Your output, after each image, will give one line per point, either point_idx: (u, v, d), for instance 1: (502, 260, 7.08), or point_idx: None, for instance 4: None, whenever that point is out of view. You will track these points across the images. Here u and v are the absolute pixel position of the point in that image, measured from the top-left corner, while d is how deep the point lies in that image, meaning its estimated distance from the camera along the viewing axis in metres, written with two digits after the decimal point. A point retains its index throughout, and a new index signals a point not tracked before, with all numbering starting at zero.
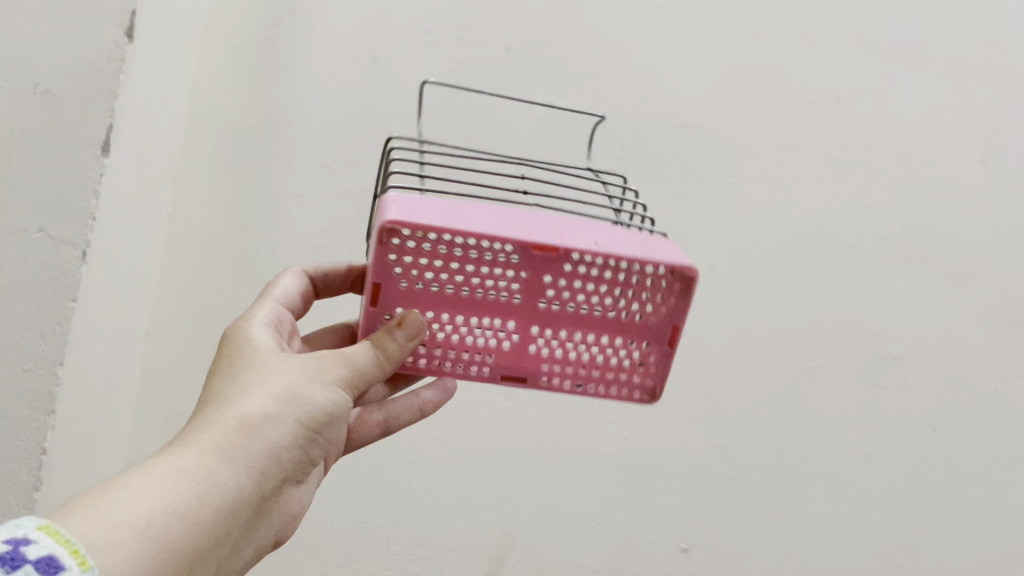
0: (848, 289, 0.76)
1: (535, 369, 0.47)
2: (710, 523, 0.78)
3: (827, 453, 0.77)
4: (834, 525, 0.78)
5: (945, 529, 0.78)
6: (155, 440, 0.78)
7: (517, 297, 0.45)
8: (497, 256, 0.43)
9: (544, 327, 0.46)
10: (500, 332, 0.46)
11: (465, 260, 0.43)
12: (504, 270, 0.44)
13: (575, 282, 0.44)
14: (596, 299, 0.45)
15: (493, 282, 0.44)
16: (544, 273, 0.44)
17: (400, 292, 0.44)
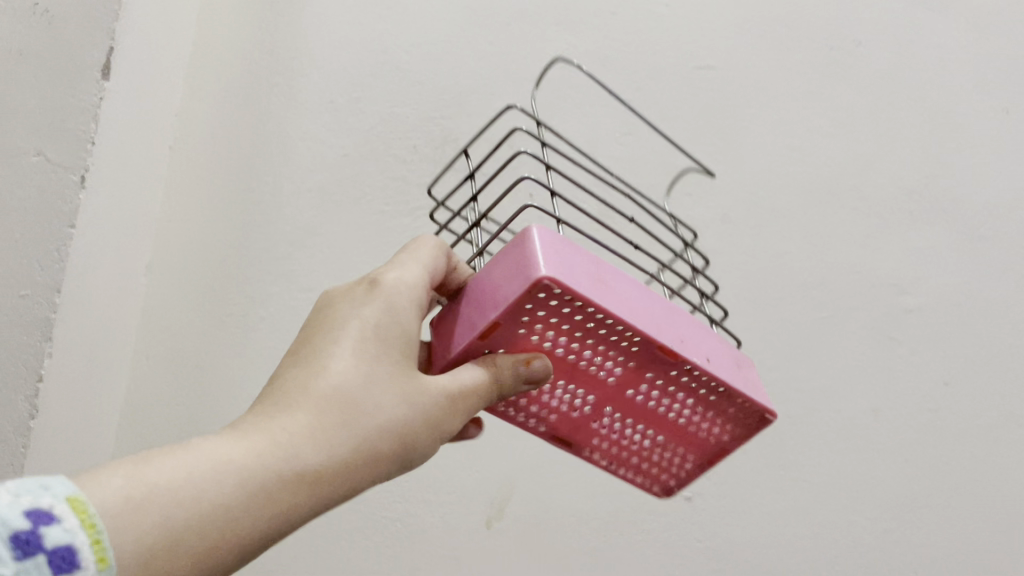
0: (863, 241, 0.74)
1: (585, 440, 0.48)
2: (715, 473, 0.72)
3: (834, 406, 0.72)
4: (840, 478, 0.70)
5: (956, 488, 0.69)
6: (152, 377, 0.76)
7: (612, 378, 0.44)
8: (621, 340, 0.41)
9: (615, 410, 0.46)
10: (577, 401, 0.45)
11: (590, 333, 0.41)
12: (612, 356, 0.42)
13: (667, 389, 0.44)
14: (674, 405, 0.46)
15: (598, 362, 0.43)
16: (648, 371, 0.43)
17: (515, 334, 0.41)
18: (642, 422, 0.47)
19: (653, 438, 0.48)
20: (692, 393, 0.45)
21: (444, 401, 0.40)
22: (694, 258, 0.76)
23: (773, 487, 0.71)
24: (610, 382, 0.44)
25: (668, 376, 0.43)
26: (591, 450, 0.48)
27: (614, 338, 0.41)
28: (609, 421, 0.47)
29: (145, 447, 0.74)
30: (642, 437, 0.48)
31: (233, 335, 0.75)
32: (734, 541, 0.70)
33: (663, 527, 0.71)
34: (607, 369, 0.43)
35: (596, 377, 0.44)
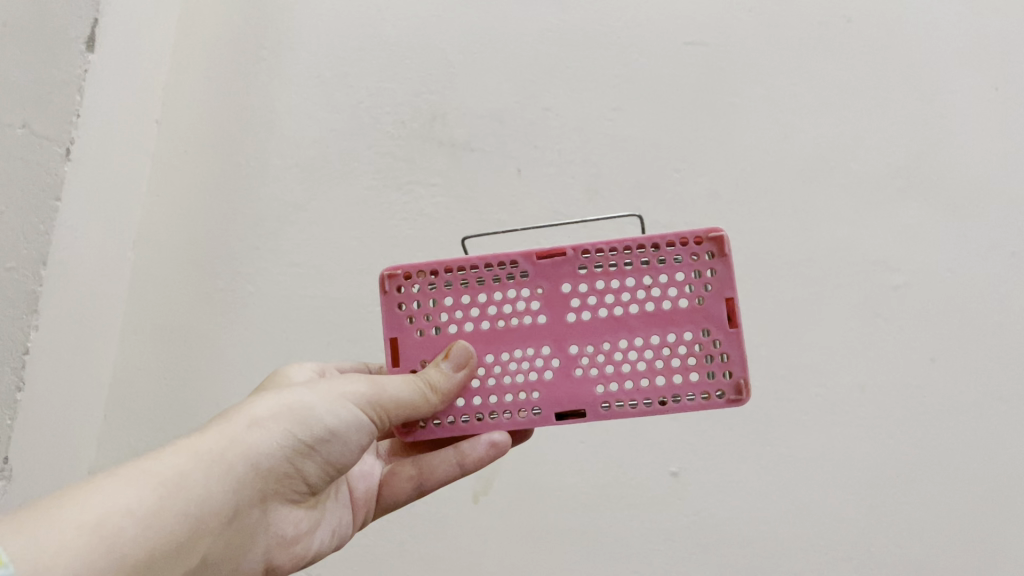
0: (851, 219, 0.74)
1: (591, 395, 0.44)
2: (701, 448, 0.73)
3: (819, 382, 0.72)
4: (828, 455, 0.71)
5: (941, 462, 0.70)
6: (142, 350, 0.77)
7: (541, 316, 0.45)
8: (505, 276, 0.45)
9: (582, 343, 0.44)
10: (537, 365, 0.45)
11: (478, 291, 0.45)
12: (516, 292, 0.45)
13: (597, 283, 0.45)
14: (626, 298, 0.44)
15: (511, 307, 0.45)
16: (557, 283, 0.45)
17: (418, 341, 0.46)
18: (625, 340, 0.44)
19: (655, 344, 0.44)
20: (625, 276, 0.44)
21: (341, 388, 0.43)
22: (683, 236, 0.75)
23: (756, 463, 0.72)
24: (541, 320, 0.45)
25: (583, 276, 0.45)
26: (601, 396, 0.44)
27: (499, 282, 0.45)
28: (590, 358, 0.44)
29: (135, 420, 0.75)
30: (641, 352, 0.44)
31: (223, 309, 0.76)
32: (723, 520, 0.71)
33: (648, 502, 0.72)
34: (522, 308, 0.45)
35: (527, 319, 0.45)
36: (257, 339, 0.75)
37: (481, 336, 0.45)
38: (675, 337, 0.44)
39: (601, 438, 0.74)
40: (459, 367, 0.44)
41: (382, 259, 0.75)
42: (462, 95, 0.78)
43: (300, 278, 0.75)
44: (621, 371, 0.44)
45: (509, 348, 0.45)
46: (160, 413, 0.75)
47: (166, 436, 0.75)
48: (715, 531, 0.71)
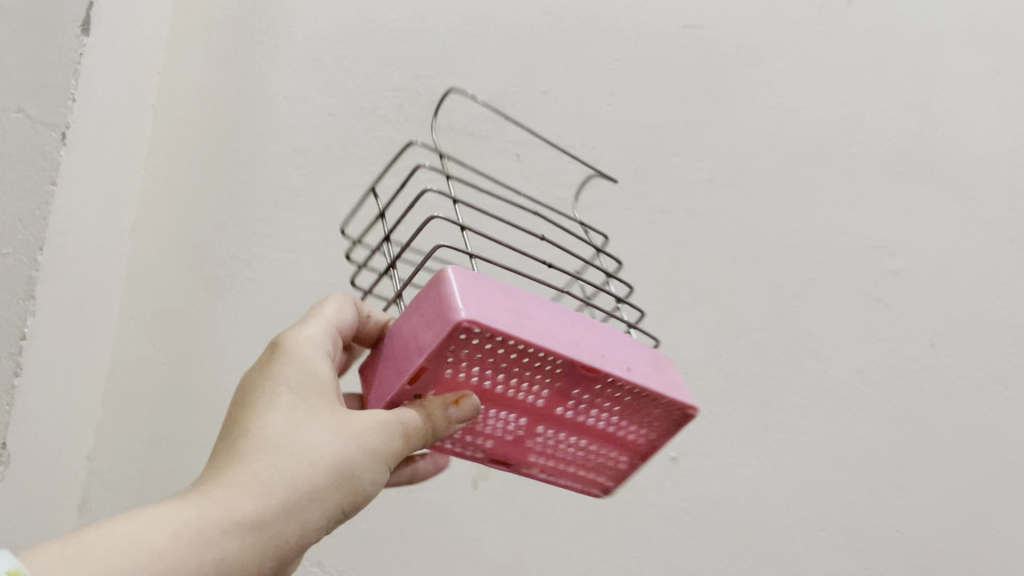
0: (850, 203, 0.74)
1: (524, 456, 0.49)
2: (700, 433, 0.72)
3: (818, 365, 0.72)
4: (829, 440, 0.71)
5: (942, 445, 0.69)
6: (140, 335, 0.76)
7: (541, 401, 0.44)
8: (544, 364, 0.41)
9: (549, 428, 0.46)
10: (511, 426, 0.46)
11: (517, 362, 0.41)
12: (541, 374, 0.42)
13: (597, 399, 0.44)
14: (604, 417, 0.45)
15: (527, 383, 0.43)
16: (575, 387, 0.43)
17: (442, 378, 0.43)
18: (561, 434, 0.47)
19: (586, 447, 0.48)
20: (618, 403, 0.44)
21: (370, 443, 0.41)
22: (681, 221, 0.75)
23: (755, 448, 0.71)
24: (539, 404, 0.44)
25: (597, 391, 0.43)
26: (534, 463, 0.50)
27: (538, 364, 0.41)
28: (546, 437, 0.47)
29: (133, 403, 0.75)
30: (579, 443, 0.48)
31: (217, 290, 0.75)
32: (723, 506, 0.70)
33: (647, 487, 0.72)
34: (533, 389, 0.43)
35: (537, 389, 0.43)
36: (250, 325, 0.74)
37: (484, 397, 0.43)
38: (608, 451, 0.48)
39: None
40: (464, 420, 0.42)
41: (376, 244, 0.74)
42: (459, 79, 0.77)
43: (295, 264, 0.75)
44: (562, 445, 0.48)
45: (499, 410, 0.45)
46: (162, 399, 0.75)
47: (162, 420, 0.74)
48: (713, 517, 0.70)
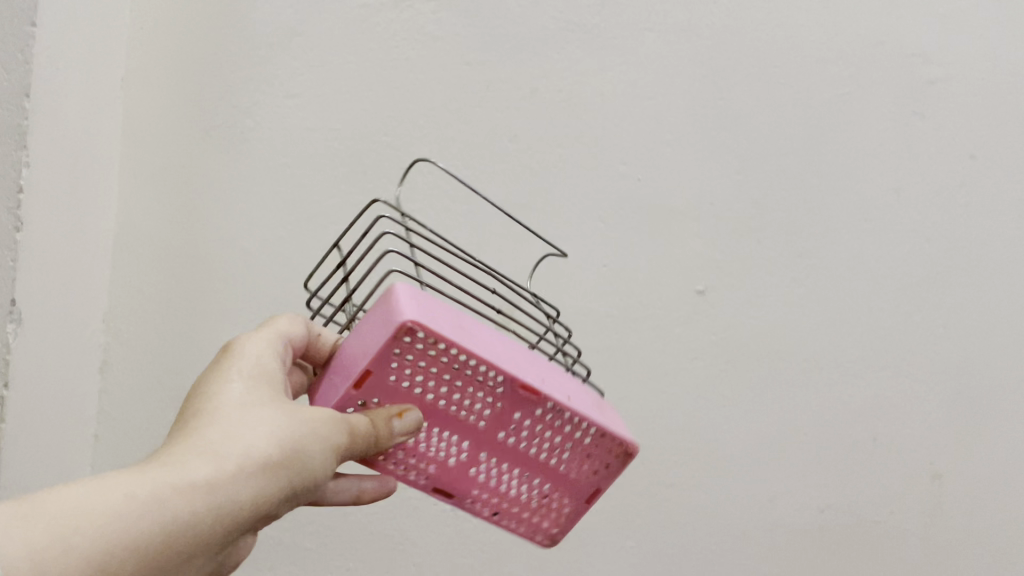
0: (885, 8, 0.70)
1: (466, 488, 0.46)
2: (731, 263, 0.71)
3: (852, 187, 0.70)
4: (861, 264, 0.70)
5: (979, 259, 0.69)
6: (145, 196, 0.74)
7: (483, 423, 0.43)
8: (485, 380, 0.42)
9: (492, 455, 0.45)
10: (453, 449, 0.44)
11: (459, 375, 0.42)
12: (480, 394, 0.43)
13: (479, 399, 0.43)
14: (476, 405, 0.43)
15: (468, 401, 0.43)
16: (516, 410, 0.43)
17: (388, 384, 0.41)
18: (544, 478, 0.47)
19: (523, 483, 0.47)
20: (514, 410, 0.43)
21: (323, 423, 0.39)
22: (704, 38, 0.70)
23: (788, 276, 0.71)
24: (480, 425, 0.44)
25: (535, 416, 0.44)
26: (472, 493, 0.47)
27: (478, 378, 0.42)
28: (487, 467, 0.45)
29: (143, 266, 0.74)
30: (512, 481, 0.47)
31: (223, 149, 0.73)
32: (754, 339, 0.71)
33: (676, 323, 0.71)
34: (475, 407, 0.43)
35: (464, 421, 0.43)
36: (262, 177, 0.73)
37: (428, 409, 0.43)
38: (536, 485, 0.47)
39: (625, 260, 0.71)
40: (407, 434, 0.41)
41: (386, 87, 0.72)
42: None
43: (299, 109, 0.72)
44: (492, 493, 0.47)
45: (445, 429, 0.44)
46: (173, 258, 0.74)
47: (175, 281, 0.74)
48: (742, 350, 0.71)
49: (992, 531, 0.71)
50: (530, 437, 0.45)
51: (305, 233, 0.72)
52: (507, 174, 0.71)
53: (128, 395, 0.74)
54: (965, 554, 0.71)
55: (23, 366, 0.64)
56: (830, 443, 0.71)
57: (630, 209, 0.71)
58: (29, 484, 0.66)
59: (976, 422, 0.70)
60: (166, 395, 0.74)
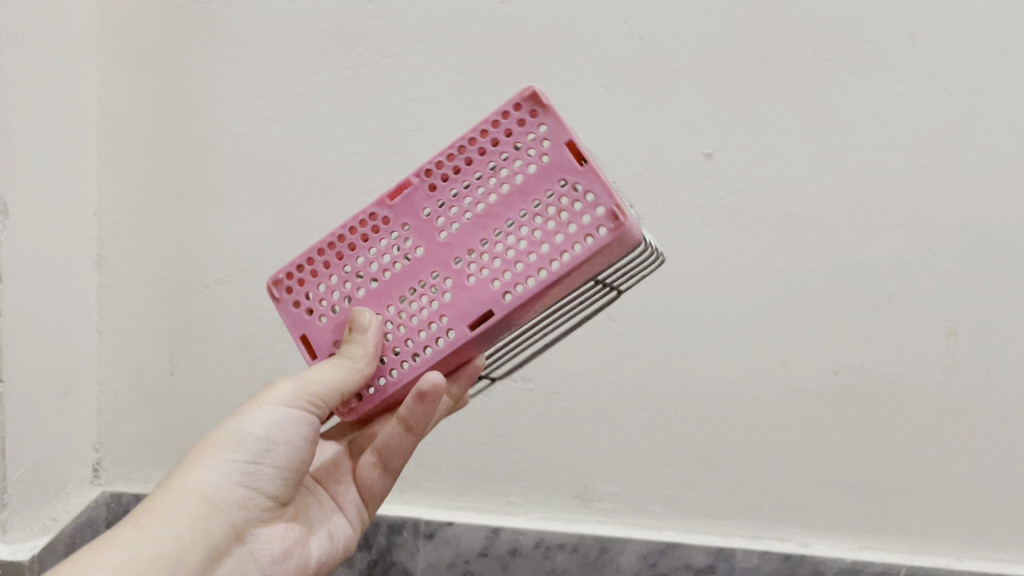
0: None
1: (491, 298, 0.46)
2: (737, 124, 0.68)
3: (865, 35, 0.66)
4: (875, 117, 0.67)
5: (997, 105, 0.66)
6: (125, 79, 0.71)
7: (420, 250, 0.48)
8: (376, 226, 0.49)
9: (461, 254, 0.47)
10: (432, 291, 0.48)
11: (371, 249, 0.49)
12: (397, 237, 0.49)
13: (396, 242, 0.49)
14: (403, 242, 0.49)
15: (394, 249, 0.49)
16: (422, 209, 0.48)
17: (324, 324, 0.50)
18: (519, 204, 0.46)
19: (520, 231, 0.46)
20: (427, 211, 0.48)
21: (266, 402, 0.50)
22: None
23: (798, 133, 0.68)
24: (421, 253, 0.48)
25: (439, 189, 0.48)
26: (500, 289, 0.46)
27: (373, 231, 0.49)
28: (472, 262, 0.47)
29: (130, 156, 0.72)
30: (510, 241, 0.46)
31: (200, 26, 0.69)
32: (764, 202, 0.69)
33: (682, 189, 0.69)
34: (404, 246, 0.49)
35: (417, 260, 0.48)
36: (244, 55, 0.70)
37: (372, 293, 0.49)
38: (532, 208, 0.46)
39: (628, 125, 0.68)
40: (367, 330, 0.48)
41: None
42: None
43: None
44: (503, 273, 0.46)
45: (399, 292, 0.49)
46: (160, 145, 0.71)
47: (164, 171, 0.72)
48: (751, 214, 0.69)
49: (1003, 383, 0.71)
50: (459, 215, 0.48)
51: (295, 114, 0.70)
52: (503, 41, 0.68)
53: (127, 287, 0.74)
54: (973, 405, 0.72)
55: (16, 264, 0.63)
56: (841, 305, 0.70)
57: (631, 70, 0.68)
58: (34, 382, 0.66)
59: (992, 275, 0.69)
60: (165, 285, 0.74)
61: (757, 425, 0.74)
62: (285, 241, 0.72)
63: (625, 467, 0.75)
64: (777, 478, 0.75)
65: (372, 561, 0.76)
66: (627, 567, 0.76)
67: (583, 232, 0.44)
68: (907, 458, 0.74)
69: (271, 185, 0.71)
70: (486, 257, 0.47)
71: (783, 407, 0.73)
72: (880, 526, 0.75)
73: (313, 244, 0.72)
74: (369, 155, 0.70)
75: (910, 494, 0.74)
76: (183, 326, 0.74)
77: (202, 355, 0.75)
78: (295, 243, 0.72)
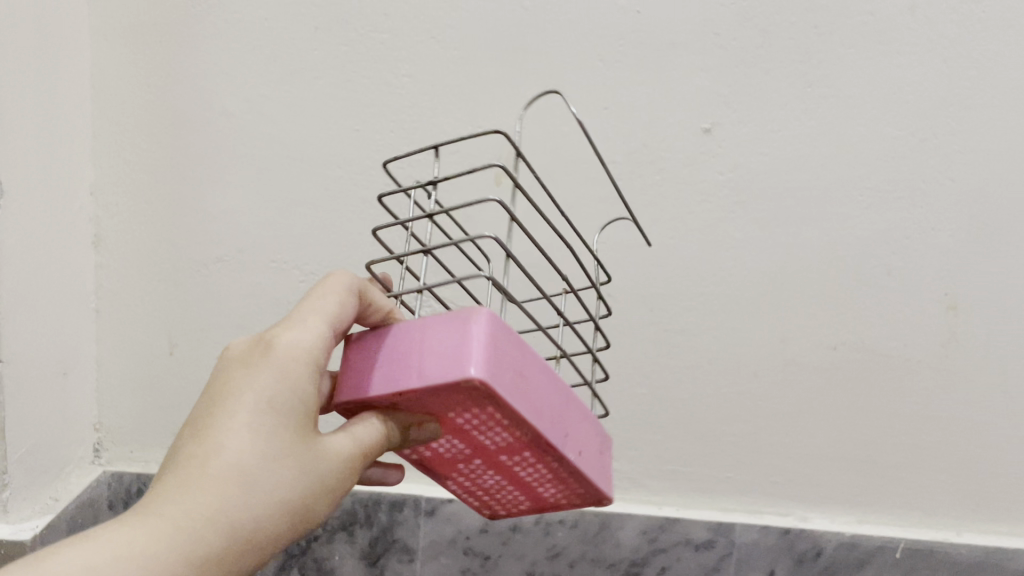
0: None
1: (443, 472, 0.48)
2: (736, 98, 0.67)
3: (863, 7, 0.65)
4: (874, 90, 0.67)
5: (998, 77, 0.66)
6: (119, 56, 0.70)
7: (493, 453, 0.44)
8: (517, 438, 0.41)
9: (484, 465, 0.46)
10: (451, 453, 0.45)
11: (491, 426, 0.41)
12: (505, 444, 0.42)
13: (490, 440, 0.43)
14: (493, 443, 0.43)
15: (490, 441, 0.43)
16: (530, 457, 0.43)
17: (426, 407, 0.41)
18: (521, 490, 0.48)
19: (503, 484, 0.48)
20: (524, 455, 0.43)
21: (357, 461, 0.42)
22: None
23: (797, 107, 0.67)
24: (489, 453, 0.44)
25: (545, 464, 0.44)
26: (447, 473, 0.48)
27: (510, 433, 0.41)
28: (473, 468, 0.46)
29: (126, 134, 0.71)
30: (496, 483, 0.48)
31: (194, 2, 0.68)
32: (763, 177, 0.69)
33: (681, 164, 0.69)
34: (493, 443, 0.43)
35: (476, 442, 0.43)
36: (238, 32, 0.69)
37: (451, 430, 0.43)
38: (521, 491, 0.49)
39: (626, 100, 0.68)
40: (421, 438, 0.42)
41: None
42: None
43: None
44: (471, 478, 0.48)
45: (454, 443, 0.44)
46: (156, 123, 0.71)
47: (161, 149, 0.71)
48: (751, 189, 0.69)
49: (1003, 356, 0.71)
50: (532, 470, 0.45)
51: (290, 91, 0.70)
52: (499, 15, 0.67)
53: (124, 267, 0.74)
54: (973, 379, 0.72)
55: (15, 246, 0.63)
56: (840, 279, 0.70)
57: (629, 44, 0.67)
58: (33, 360, 0.66)
59: (992, 249, 0.69)
60: (162, 265, 0.74)
61: (756, 401, 0.74)
62: (283, 219, 0.72)
63: (625, 443, 0.76)
64: (776, 453, 0.75)
65: (374, 537, 0.77)
66: (627, 542, 0.76)
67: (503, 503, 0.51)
68: (907, 432, 0.74)
69: (268, 163, 0.71)
70: (487, 471, 0.47)
71: (782, 383, 0.73)
72: (879, 500, 0.76)
73: (311, 223, 0.72)
74: (366, 132, 0.70)
75: (909, 467, 0.75)
76: (181, 305, 0.74)
77: (201, 335, 0.75)
78: (293, 222, 0.72)
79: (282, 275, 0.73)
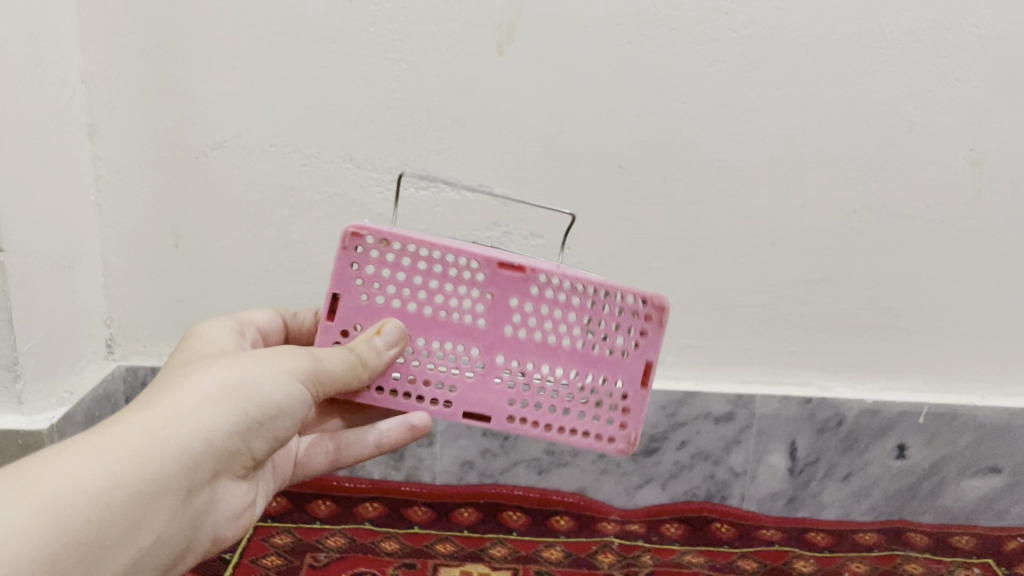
0: None
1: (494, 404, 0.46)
2: None
3: None
4: None
5: None
6: None
7: (482, 320, 0.45)
8: (464, 270, 0.44)
9: (509, 355, 0.45)
10: (465, 356, 0.45)
11: (432, 275, 0.44)
12: (469, 291, 0.45)
13: (466, 303, 0.45)
14: (467, 304, 0.45)
15: (459, 306, 0.45)
16: (509, 294, 0.45)
17: (364, 304, 0.44)
18: (587, 366, 0.45)
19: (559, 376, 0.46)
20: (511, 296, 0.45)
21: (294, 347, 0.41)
22: None
23: None
24: (481, 323, 0.45)
25: (534, 295, 0.45)
26: (505, 402, 0.46)
27: (455, 272, 0.44)
28: (508, 370, 0.45)
29: (111, 16, 0.68)
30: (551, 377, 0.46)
31: None
32: (777, 33, 0.65)
33: (691, 23, 0.65)
34: (466, 305, 0.45)
35: (459, 321, 0.45)
36: None
37: (420, 319, 0.45)
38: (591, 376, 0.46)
39: None
40: (391, 343, 0.43)
41: None
42: None
43: None
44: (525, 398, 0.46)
45: (442, 339, 0.45)
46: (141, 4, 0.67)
47: (149, 31, 0.68)
48: (766, 47, 0.66)
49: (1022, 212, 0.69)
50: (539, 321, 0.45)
51: None
52: None
53: (123, 157, 0.72)
54: (993, 237, 0.70)
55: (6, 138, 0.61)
56: (859, 138, 0.68)
57: None
58: (36, 252, 0.65)
59: (1015, 99, 0.66)
60: (160, 154, 0.72)
61: (773, 270, 0.72)
62: (279, 99, 0.70)
63: None
64: (795, 323, 0.74)
65: None
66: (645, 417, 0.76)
67: (609, 400, 0.46)
68: (929, 295, 0.72)
69: (262, 43, 0.68)
70: (517, 379, 0.46)
71: (801, 249, 0.71)
72: (901, 367, 0.74)
73: (309, 103, 0.70)
74: (361, 5, 0.67)
75: (930, 332, 0.73)
76: (183, 195, 0.73)
77: (206, 224, 0.74)
78: (291, 103, 0.70)
79: (283, 160, 0.71)
